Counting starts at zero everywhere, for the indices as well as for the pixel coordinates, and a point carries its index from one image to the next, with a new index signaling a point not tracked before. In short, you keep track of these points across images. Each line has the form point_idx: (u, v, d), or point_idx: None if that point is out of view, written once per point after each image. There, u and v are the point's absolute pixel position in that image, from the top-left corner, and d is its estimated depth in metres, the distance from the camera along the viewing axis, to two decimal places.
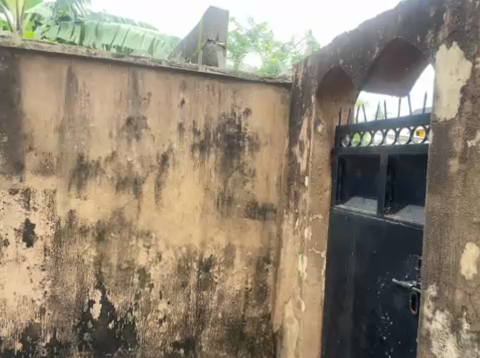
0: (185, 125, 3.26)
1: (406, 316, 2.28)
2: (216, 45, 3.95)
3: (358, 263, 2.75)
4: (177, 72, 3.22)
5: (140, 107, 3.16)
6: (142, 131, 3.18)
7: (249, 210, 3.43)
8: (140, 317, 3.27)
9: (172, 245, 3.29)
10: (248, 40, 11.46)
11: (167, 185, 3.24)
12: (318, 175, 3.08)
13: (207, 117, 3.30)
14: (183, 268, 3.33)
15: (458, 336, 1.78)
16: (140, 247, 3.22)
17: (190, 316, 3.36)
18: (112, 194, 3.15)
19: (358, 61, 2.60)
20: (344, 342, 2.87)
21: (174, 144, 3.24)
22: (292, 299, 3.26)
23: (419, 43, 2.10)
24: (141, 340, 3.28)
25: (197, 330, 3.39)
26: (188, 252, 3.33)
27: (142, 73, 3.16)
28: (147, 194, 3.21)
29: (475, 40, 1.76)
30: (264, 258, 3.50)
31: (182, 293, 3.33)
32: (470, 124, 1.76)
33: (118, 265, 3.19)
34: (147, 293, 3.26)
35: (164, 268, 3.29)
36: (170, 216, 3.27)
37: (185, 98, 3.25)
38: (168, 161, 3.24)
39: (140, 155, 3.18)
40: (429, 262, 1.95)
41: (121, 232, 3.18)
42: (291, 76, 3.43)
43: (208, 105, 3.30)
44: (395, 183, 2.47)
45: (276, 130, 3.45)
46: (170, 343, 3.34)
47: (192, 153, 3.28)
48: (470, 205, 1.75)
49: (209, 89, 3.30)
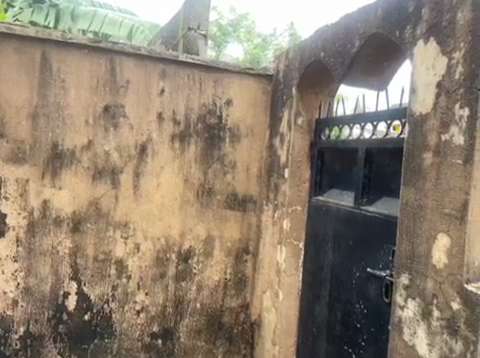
0: (165, 114, 3.24)
1: (379, 304, 2.34)
2: (197, 34, 3.94)
3: (335, 253, 2.80)
4: (157, 60, 3.20)
5: (118, 96, 3.14)
6: (120, 119, 3.15)
7: (229, 201, 3.45)
8: (117, 308, 3.27)
9: (150, 236, 3.29)
10: (230, 30, 11.37)
11: (146, 176, 3.23)
12: (298, 167, 3.11)
13: (187, 107, 3.29)
14: (162, 259, 3.33)
15: (429, 323, 1.83)
16: (117, 237, 3.21)
17: (168, 307, 3.38)
18: (88, 184, 3.13)
19: (338, 54, 2.63)
20: (319, 330, 2.94)
21: (153, 133, 3.23)
22: (271, 289, 3.30)
23: (398, 38, 2.14)
24: (118, 332, 3.29)
25: (176, 321, 3.40)
26: (167, 243, 3.33)
27: (121, 60, 3.13)
28: (125, 185, 3.20)
29: (451, 36, 1.80)
30: (243, 249, 3.53)
31: (161, 284, 3.34)
32: (445, 118, 1.81)
33: (94, 257, 3.18)
34: (124, 284, 3.26)
35: (142, 260, 3.28)
36: (149, 206, 3.26)
37: (165, 86, 3.23)
38: (147, 150, 3.22)
39: (117, 144, 3.16)
40: (402, 252, 2.01)
41: (98, 223, 3.17)
42: (273, 68, 3.44)
43: (188, 95, 3.29)
44: (372, 175, 2.53)
45: (257, 121, 3.47)
46: (148, 334, 3.35)
47: (172, 143, 3.27)
48: (442, 197, 1.80)
49: (189, 79, 3.28)
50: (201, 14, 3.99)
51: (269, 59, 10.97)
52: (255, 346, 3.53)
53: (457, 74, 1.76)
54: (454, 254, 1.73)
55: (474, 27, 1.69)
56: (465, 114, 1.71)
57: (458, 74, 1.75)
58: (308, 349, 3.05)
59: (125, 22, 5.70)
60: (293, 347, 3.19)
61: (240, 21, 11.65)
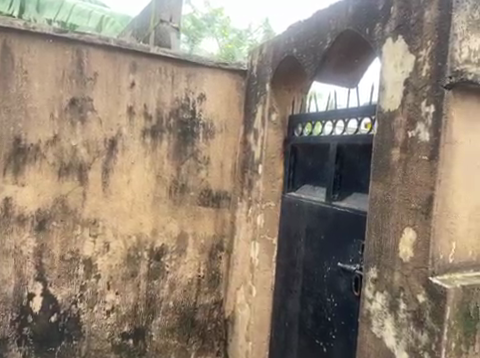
0: (135, 108, 3.20)
1: (349, 298, 2.39)
2: (169, 27, 3.91)
3: (307, 248, 2.83)
4: (127, 53, 3.15)
5: (86, 89, 3.07)
6: (88, 113, 3.09)
7: (202, 198, 3.44)
8: (85, 309, 3.22)
9: (121, 234, 3.25)
10: (205, 24, 11.31)
11: (116, 173, 3.19)
12: (271, 163, 3.12)
13: (159, 101, 3.26)
14: (133, 258, 3.30)
15: (396, 316, 1.88)
16: (85, 236, 3.16)
17: (140, 306, 3.35)
18: (54, 181, 3.05)
19: (310, 51, 2.65)
20: (292, 325, 2.97)
21: (123, 128, 3.18)
22: (244, 285, 3.32)
23: (368, 35, 2.17)
24: (87, 333, 3.24)
25: (148, 320, 3.38)
26: (139, 241, 3.30)
27: (89, 52, 3.07)
28: (93, 181, 3.14)
29: (419, 34, 1.84)
30: (217, 246, 3.53)
31: (132, 283, 3.31)
32: (412, 115, 1.85)
33: (61, 256, 3.11)
34: (94, 283, 3.22)
35: (112, 258, 3.24)
36: (120, 204, 3.22)
37: (135, 80, 3.19)
38: (117, 146, 3.18)
39: (85, 140, 3.10)
40: (371, 247, 2.04)
41: (65, 222, 3.10)
42: (246, 63, 3.45)
43: (160, 89, 3.26)
44: (343, 171, 2.57)
45: (231, 117, 3.47)
46: (118, 334, 3.32)
47: (143, 138, 3.23)
48: (409, 192, 1.84)
49: (161, 73, 3.25)
50: (173, 7, 3.95)
51: (244, 54, 10.98)
52: (228, 343, 3.55)
53: (424, 72, 1.79)
54: (420, 247, 1.78)
55: (440, 26, 1.73)
56: (431, 111, 1.75)
57: (424, 71, 1.79)
58: (281, 344, 3.08)
59: (95, 12, 5.62)
60: (266, 342, 3.23)
61: (214, 16, 11.60)
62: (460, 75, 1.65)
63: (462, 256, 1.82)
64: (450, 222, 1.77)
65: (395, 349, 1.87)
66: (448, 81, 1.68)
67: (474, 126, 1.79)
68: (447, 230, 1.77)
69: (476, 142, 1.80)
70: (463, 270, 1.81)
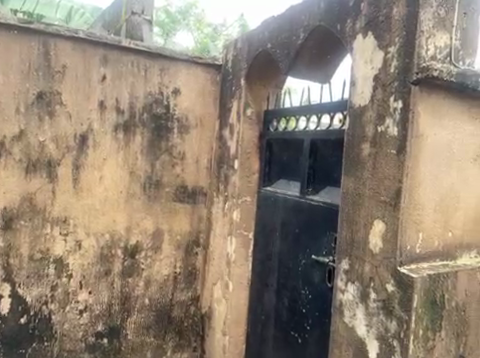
0: (107, 102, 3.17)
1: (323, 289, 2.44)
2: (141, 19, 3.89)
3: (282, 242, 2.87)
4: (97, 45, 3.11)
5: (54, 82, 3.02)
6: (56, 107, 3.04)
7: (178, 194, 3.44)
8: (57, 310, 3.18)
9: (94, 232, 3.22)
10: (179, 17, 11.23)
11: (87, 169, 3.15)
12: (247, 159, 3.15)
13: (132, 96, 3.23)
14: (107, 256, 3.27)
15: (366, 305, 1.93)
16: (55, 235, 3.12)
17: (114, 305, 3.33)
18: (21, 178, 2.99)
19: (284, 45, 2.69)
20: (268, 318, 3.01)
21: (94, 123, 3.15)
22: (221, 280, 3.34)
23: (339, 31, 2.21)
24: (59, 333, 3.20)
25: (122, 318, 3.37)
26: (112, 238, 3.28)
27: (57, 44, 3.01)
28: (64, 178, 3.10)
29: (387, 31, 1.88)
30: (193, 241, 3.55)
31: (105, 282, 3.29)
32: (381, 110, 1.89)
33: (30, 255, 3.06)
34: (65, 283, 3.18)
35: (85, 257, 3.21)
36: (92, 201, 3.19)
37: (106, 73, 3.15)
38: (88, 141, 3.14)
39: (53, 135, 3.05)
40: (343, 238, 2.09)
41: (33, 220, 3.05)
42: (221, 58, 3.46)
43: (132, 83, 3.23)
44: (317, 165, 2.61)
45: (206, 112, 3.47)
46: (92, 333, 3.30)
47: (116, 134, 3.21)
48: (378, 185, 1.89)
49: (133, 66, 3.22)
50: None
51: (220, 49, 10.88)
52: (205, 338, 3.57)
53: (392, 68, 1.84)
54: (389, 239, 1.83)
55: (407, 23, 1.78)
56: (399, 107, 1.80)
57: (393, 68, 1.84)
58: (257, 337, 3.13)
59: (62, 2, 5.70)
60: (242, 336, 3.26)
61: (188, 9, 11.51)
62: (425, 72, 1.70)
63: (429, 246, 1.88)
64: (417, 213, 1.83)
65: (366, 338, 1.93)
66: (415, 77, 1.73)
67: (439, 121, 1.85)
68: (414, 221, 1.82)
69: (442, 136, 1.86)
70: (429, 260, 1.88)
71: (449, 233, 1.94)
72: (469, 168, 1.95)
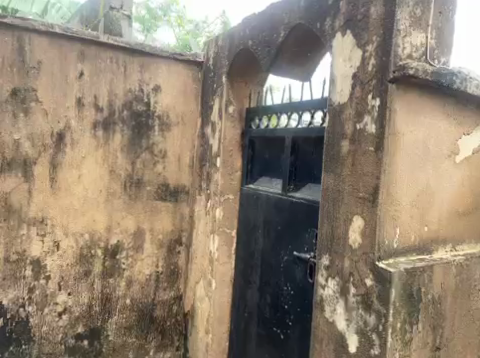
0: (85, 99, 3.13)
1: (304, 285, 2.47)
2: (120, 14, 3.90)
3: (264, 239, 2.89)
4: (75, 40, 3.06)
5: (29, 78, 2.96)
6: (32, 104, 2.98)
7: (159, 192, 3.43)
8: (35, 312, 3.13)
9: (72, 232, 3.19)
10: (160, 13, 10.86)
11: (65, 168, 3.11)
12: (229, 157, 3.16)
13: (111, 92, 3.20)
14: (86, 256, 3.25)
15: (347, 300, 1.96)
16: (32, 236, 3.06)
17: (95, 306, 3.31)
18: None
19: (265, 43, 2.70)
20: (251, 315, 3.02)
21: (71, 120, 3.11)
22: (204, 278, 3.34)
23: (319, 29, 2.22)
24: (37, 336, 3.15)
25: (103, 319, 3.35)
26: (92, 238, 3.25)
27: (32, 40, 2.95)
28: (40, 177, 3.05)
29: (365, 29, 1.91)
30: (176, 240, 3.54)
31: (85, 283, 3.26)
32: (360, 108, 1.92)
33: (6, 257, 3.01)
34: (43, 285, 3.13)
35: (63, 258, 3.18)
36: (70, 200, 3.15)
37: (84, 69, 3.11)
38: (66, 139, 3.10)
39: (29, 133, 2.99)
40: (324, 234, 2.11)
41: (9, 221, 2.99)
42: (203, 55, 3.45)
43: (111, 79, 3.20)
44: (298, 162, 2.64)
45: (188, 109, 3.47)
46: (72, 336, 3.26)
47: (95, 131, 3.18)
48: (357, 182, 1.92)
49: (112, 62, 3.19)
50: None
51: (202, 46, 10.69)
52: (188, 337, 3.57)
53: (370, 66, 1.87)
54: (368, 234, 1.87)
55: (384, 22, 1.81)
56: (377, 104, 1.84)
57: (370, 66, 1.87)
58: (240, 334, 3.14)
59: None
60: (226, 334, 3.27)
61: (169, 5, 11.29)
62: (402, 70, 1.73)
63: (407, 241, 1.92)
64: (394, 209, 1.87)
65: (346, 332, 1.96)
66: (392, 75, 1.77)
67: (416, 118, 1.88)
68: (392, 217, 1.86)
69: (419, 133, 1.90)
70: (407, 254, 1.92)
71: (425, 228, 1.98)
72: (444, 164, 2.00)
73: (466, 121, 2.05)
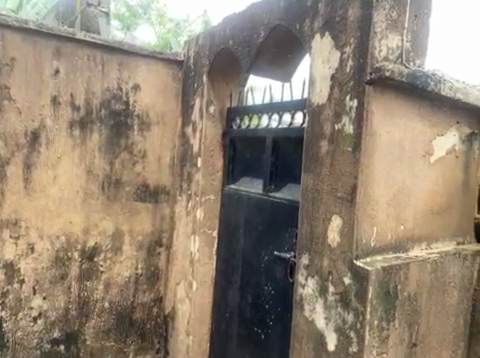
0: (60, 97, 3.07)
1: (285, 285, 2.49)
2: (97, 11, 3.88)
3: (245, 239, 2.90)
4: (50, 36, 2.99)
5: (1, 75, 2.87)
6: (4, 102, 2.90)
7: (139, 193, 3.40)
8: (8, 317, 3.05)
9: (47, 234, 3.12)
10: (140, 11, 10.75)
11: (40, 168, 3.04)
12: (210, 157, 3.16)
13: (88, 90, 3.15)
14: (62, 259, 3.19)
15: (325, 298, 1.99)
16: (6, 239, 2.99)
17: (71, 310, 3.26)
18: None
19: (246, 43, 2.71)
20: (232, 315, 3.03)
21: (46, 119, 3.04)
22: (184, 279, 3.33)
23: (298, 30, 2.24)
24: (11, 342, 3.08)
25: (80, 323, 3.30)
26: (68, 241, 3.20)
27: (5, 35, 2.86)
28: (14, 178, 2.96)
29: (343, 31, 1.93)
30: (156, 241, 3.53)
31: (61, 287, 3.21)
32: (338, 109, 1.95)
33: None
34: (17, 289, 3.06)
35: (38, 261, 3.11)
36: (45, 202, 3.08)
37: (59, 66, 3.04)
38: (40, 139, 3.03)
39: (2, 131, 2.91)
40: (304, 234, 2.13)
41: None
42: (183, 54, 3.44)
43: (89, 77, 3.14)
44: (279, 162, 2.66)
45: (168, 109, 3.45)
46: (48, 341, 3.20)
47: (71, 130, 3.12)
48: (336, 181, 1.95)
49: (89, 60, 3.14)
50: None
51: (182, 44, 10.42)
52: (169, 339, 3.56)
53: (348, 68, 1.90)
54: (346, 233, 1.89)
55: (362, 24, 1.84)
56: (354, 105, 1.86)
57: (349, 67, 1.89)
58: (221, 335, 3.15)
59: None
60: (206, 335, 3.27)
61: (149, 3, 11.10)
62: (379, 71, 1.77)
63: (383, 240, 1.96)
64: (372, 208, 1.90)
65: (325, 330, 1.98)
66: (369, 77, 1.80)
67: (392, 119, 1.92)
68: (369, 216, 1.89)
69: (395, 133, 1.94)
70: (383, 252, 1.96)
71: (401, 226, 2.02)
72: (419, 164, 2.04)
73: (441, 122, 2.09)
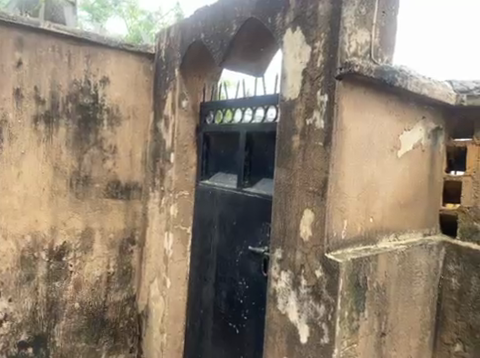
0: (24, 90, 2.98)
1: (260, 279, 2.52)
2: None
3: (220, 234, 2.90)
4: (13, 27, 2.90)
5: None
6: None
7: (110, 190, 3.36)
8: None
9: (13, 233, 3.03)
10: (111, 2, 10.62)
11: (3, 164, 2.95)
12: (184, 152, 3.14)
13: (53, 83, 3.07)
14: (28, 259, 3.11)
15: (298, 292, 2.01)
16: None
17: (39, 312, 3.19)
18: None
19: (218, 37, 2.70)
20: (206, 311, 3.03)
21: (9, 113, 2.94)
22: (158, 277, 3.31)
23: (270, 24, 2.24)
24: None
25: (49, 325, 3.24)
26: (34, 241, 3.12)
27: None
28: None
29: (314, 26, 1.95)
30: (128, 239, 3.49)
31: (28, 288, 3.13)
32: (309, 104, 1.97)
33: None
34: None
35: (3, 262, 3.03)
36: (9, 200, 3.00)
37: (22, 58, 2.95)
38: (3, 133, 2.94)
39: None
40: (276, 228, 2.14)
41: None
42: (154, 47, 3.40)
43: (54, 69, 3.07)
44: (253, 158, 2.67)
45: (139, 103, 3.41)
46: (14, 344, 3.12)
47: (35, 125, 3.04)
48: (308, 176, 1.97)
49: (54, 51, 3.06)
50: None
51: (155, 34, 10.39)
52: (142, 338, 3.53)
53: (319, 63, 1.92)
54: (317, 227, 1.92)
55: (332, 19, 1.87)
56: (325, 100, 1.88)
57: (319, 62, 1.91)
58: (196, 331, 3.15)
59: None
60: (181, 332, 3.26)
61: None
62: (348, 67, 1.79)
63: (353, 233, 1.99)
64: (342, 202, 1.93)
65: (298, 323, 2.01)
66: (338, 72, 1.82)
67: (362, 114, 1.95)
68: (340, 210, 1.92)
69: (365, 129, 1.97)
70: (353, 245, 1.99)
71: (371, 219, 2.05)
72: (387, 158, 2.08)
73: (409, 117, 2.14)
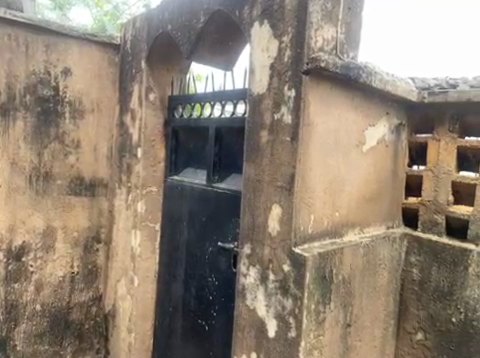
0: None
1: (230, 275, 2.52)
2: None
3: (189, 230, 2.87)
4: None
5: None
6: None
7: (73, 186, 3.28)
8: None
9: None
10: None
11: None
12: (151, 147, 3.09)
13: (9, 74, 2.96)
14: None
15: (266, 287, 2.01)
16: None
17: None
18: None
19: (185, 28, 2.66)
20: (175, 309, 3.00)
21: None
22: (125, 275, 3.26)
23: (237, 17, 2.23)
24: None
25: (9, 328, 3.14)
26: None
27: None
28: None
29: (281, 20, 1.95)
30: (94, 237, 3.42)
31: None
32: (277, 98, 1.97)
33: None
34: None
35: None
36: None
37: None
38: None
39: None
40: (245, 224, 2.13)
41: None
42: (119, 37, 3.33)
43: (10, 59, 2.95)
44: (222, 153, 2.65)
45: (104, 96, 3.33)
46: None
47: None
48: (276, 171, 1.97)
49: (10, 39, 2.94)
50: None
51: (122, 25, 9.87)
52: (109, 339, 3.47)
53: (286, 57, 1.92)
54: (285, 221, 1.92)
55: (298, 13, 1.87)
56: (292, 95, 1.89)
57: (286, 57, 1.92)
58: (164, 329, 3.12)
59: None
60: (149, 331, 3.22)
61: None
62: (315, 62, 1.80)
63: (320, 227, 2.01)
64: (309, 196, 1.94)
65: (266, 318, 2.01)
66: (306, 67, 1.83)
67: (329, 109, 1.96)
68: (307, 205, 1.93)
69: (332, 124, 1.99)
70: (320, 239, 2.01)
71: (337, 213, 2.08)
72: (353, 153, 2.11)
73: (374, 112, 2.17)
